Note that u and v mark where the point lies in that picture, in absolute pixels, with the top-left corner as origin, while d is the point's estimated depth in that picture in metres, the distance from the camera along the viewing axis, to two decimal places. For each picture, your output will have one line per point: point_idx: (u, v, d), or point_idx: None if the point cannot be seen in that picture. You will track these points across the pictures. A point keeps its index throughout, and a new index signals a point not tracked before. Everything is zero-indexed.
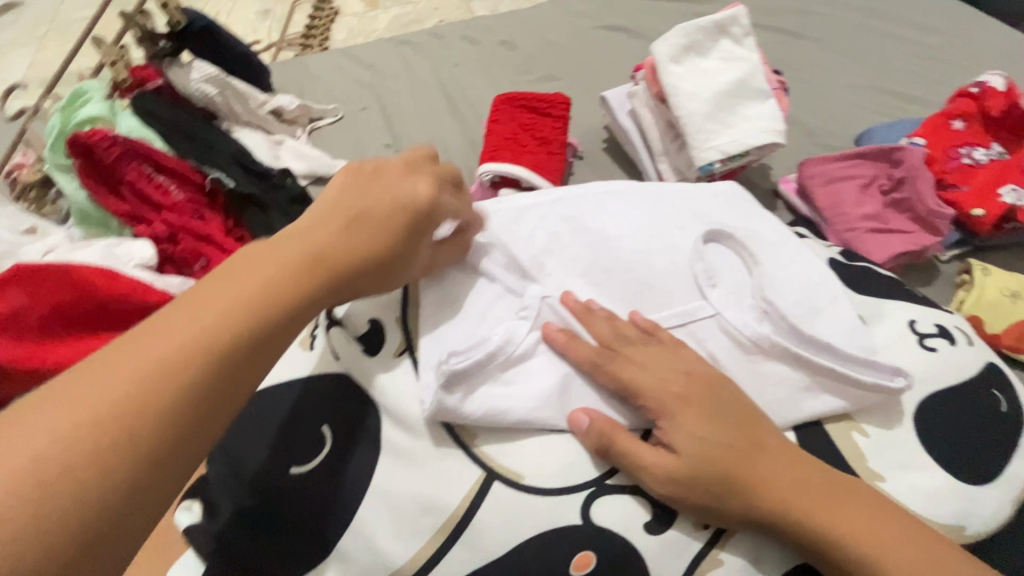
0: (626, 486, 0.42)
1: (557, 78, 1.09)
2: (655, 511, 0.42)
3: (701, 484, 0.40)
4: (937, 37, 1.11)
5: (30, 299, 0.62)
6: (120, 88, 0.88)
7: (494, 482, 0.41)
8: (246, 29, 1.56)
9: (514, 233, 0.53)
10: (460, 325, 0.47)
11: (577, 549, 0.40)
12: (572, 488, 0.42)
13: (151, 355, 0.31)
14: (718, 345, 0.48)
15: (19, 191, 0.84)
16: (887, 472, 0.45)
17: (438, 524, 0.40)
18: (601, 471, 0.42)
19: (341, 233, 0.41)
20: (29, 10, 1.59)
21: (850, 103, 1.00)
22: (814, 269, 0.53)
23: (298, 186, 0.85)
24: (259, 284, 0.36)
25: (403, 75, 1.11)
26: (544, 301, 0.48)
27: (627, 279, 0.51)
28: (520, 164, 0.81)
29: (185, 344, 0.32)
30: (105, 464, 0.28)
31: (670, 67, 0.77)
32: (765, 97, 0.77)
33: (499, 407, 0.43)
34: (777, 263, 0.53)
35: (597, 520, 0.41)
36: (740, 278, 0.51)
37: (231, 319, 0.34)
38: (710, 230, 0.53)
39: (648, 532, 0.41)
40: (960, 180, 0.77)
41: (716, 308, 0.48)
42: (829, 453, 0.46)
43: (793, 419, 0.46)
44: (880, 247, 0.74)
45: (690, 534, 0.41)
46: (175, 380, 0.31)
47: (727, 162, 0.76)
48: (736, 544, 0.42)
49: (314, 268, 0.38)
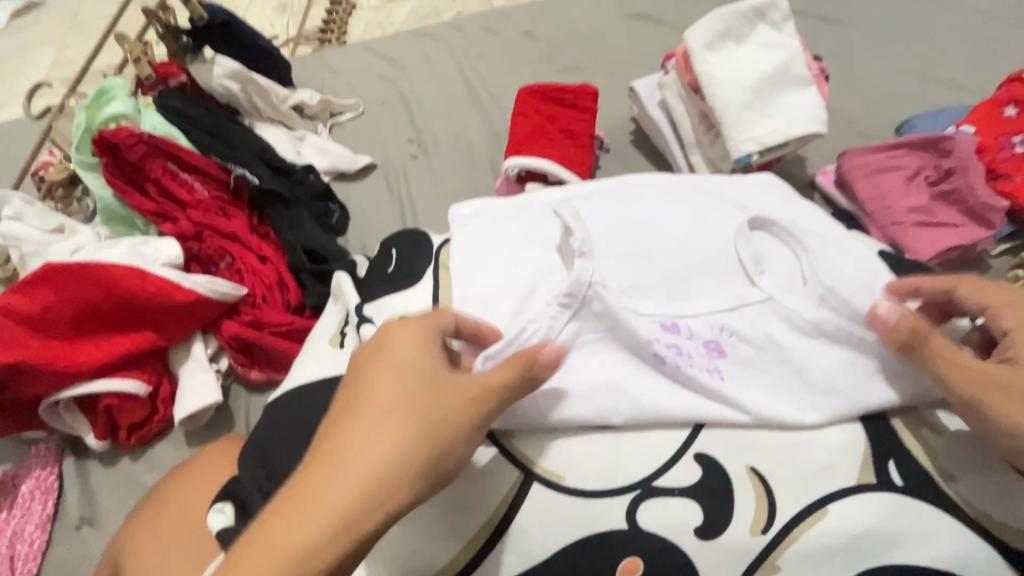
0: (676, 488, 0.40)
1: (582, 69, 1.06)
2: (708, 516, 0.40)
3: (1011, 393, 0.39)
4: (984, 19, 1.05)
5: (58, 298, 0.64)
6: (145, 85, 0.87)
7: (534, 483, 0.40)
8: (264, 24, 1.55)
9: (534, 233, 0.51)
10: (510, 310, 0.45)
11: (625, 554, 0.39)
12: (617, 489, 0.40)
13: (370, 469, 0.32)
14: (775, 329, 0.44)
15: (46, 190, 0.84)
16: (961, 472, 0.42)
17: (477, 526, 0.40)
18: (649, 472, 0.41)
19: (415, 423, 0.34)
20: (52, 8, 1.60)
21: (891, 91, 0.96)
22: (866, 261, 0.48)
23: (319, 182, 0.83)
24: (417, 436, 0.33)
25: (425, 68, 1.09)
26: (591, 290, 0.43)
27: (666, 267, 0.48)
28: (547, 157, 0.80)
29: (383, 469, 0.32)
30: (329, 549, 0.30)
31: (706, 55, 0.74)
32: (805, 85, 0.74)
33: (540, 403, 0.41)
34: (830, 250, 0.49)
35: (642, 525, 0.39)
36: (790, 267, 0.48)
37: (413, 435, 0.33)
38: (755, 216, 0.51)
39: (700, 536, 0.39)
40: (1014, 171, 0.73)
41: (768, 293, 0.46)
42: (898, 448, 0.42)
43: (868, 406, 0.43)
44: (929, 241, 0.70)
45: (748, 539, 0.39)
46: (375, 484, 0.32)
47: (766, 154, 0.73)
48: (801, 550, 0.39)
49: (450, 389, 0.36)
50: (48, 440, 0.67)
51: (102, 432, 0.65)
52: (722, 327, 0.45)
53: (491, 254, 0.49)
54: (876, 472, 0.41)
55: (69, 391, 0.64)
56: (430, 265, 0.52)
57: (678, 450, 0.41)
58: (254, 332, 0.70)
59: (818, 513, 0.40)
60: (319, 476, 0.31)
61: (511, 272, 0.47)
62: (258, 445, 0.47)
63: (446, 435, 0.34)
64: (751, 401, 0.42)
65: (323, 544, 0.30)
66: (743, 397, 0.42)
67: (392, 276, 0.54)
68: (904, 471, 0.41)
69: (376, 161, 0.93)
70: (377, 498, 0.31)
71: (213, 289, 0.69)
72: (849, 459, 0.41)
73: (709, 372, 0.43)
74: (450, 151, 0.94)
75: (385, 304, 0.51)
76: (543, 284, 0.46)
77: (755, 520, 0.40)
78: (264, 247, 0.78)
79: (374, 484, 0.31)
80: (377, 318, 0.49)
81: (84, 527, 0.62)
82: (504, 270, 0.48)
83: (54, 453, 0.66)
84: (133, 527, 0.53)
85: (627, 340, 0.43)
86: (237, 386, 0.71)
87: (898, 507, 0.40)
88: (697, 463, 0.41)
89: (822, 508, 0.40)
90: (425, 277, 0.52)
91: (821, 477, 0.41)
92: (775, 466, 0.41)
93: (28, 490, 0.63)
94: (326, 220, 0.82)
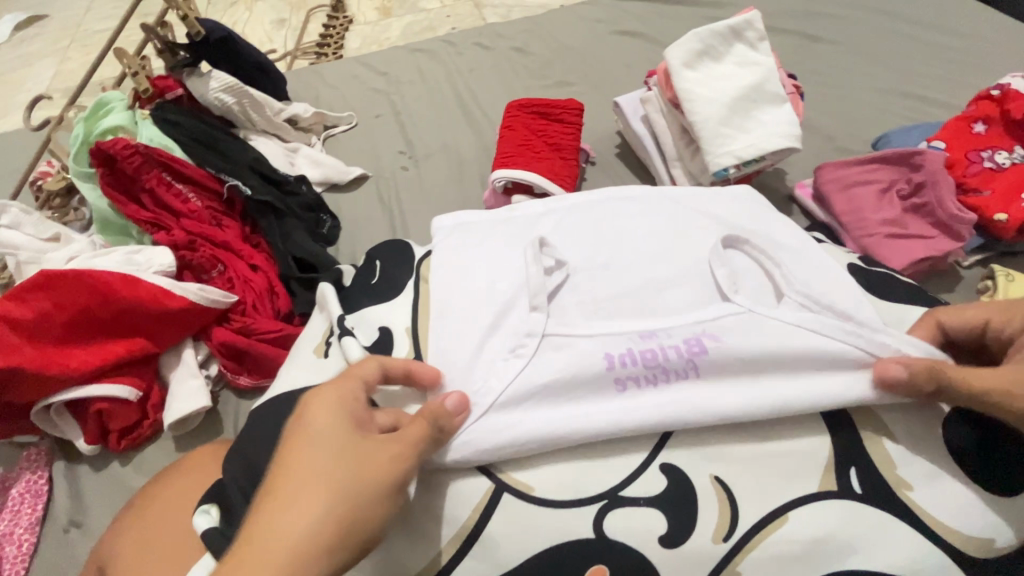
0: (641, 498, 0.42)
1: (570, 84, 1.09)
2: (672, 525, 0.41)
3: None
4: (959, 38, 1.09)
5: (54, 305, 0.66)
6: (143, 98, 0.91)
7: (505, 494, 0.42)
8: (263, 38, 1.59)
9: (504, 254, 0.52)
10: (471, 342, 0.46)
11: (591, 561, 0.41)
12: (585, 500, 0.41)
13: (286, 540, 0.33)
14: (753, 336, 0.45)
15: (43, 199, 0.86)
16: (916, 480, 0.43)
17: (450, 535, 0.41)
18: (616, 483, 0.42)
19: (329, 485, 0.35)
20: (53, 21, 1.64)
21: (869, 107, 0.99)
22: (833, 274, 0.51)
23: (313, 193, 0.87)
24: (336, 495, 0.35)
25: (417, 83, 1.12)
26: (543, 341, 0.45)
27: (641, 280, 0.50)
28: (533, 170, 0.82)
29: (304, 536, 0.33)
30: None
31: (685, 72, 0.77)
32: (780, 102, 0.76)
33: (490, 434, 0.42)
34: (796, 265, 0.52)
35: (609, 533, 0.41)
36: (762, 282, 0.50)
37: (329, 498, 0.35)
38: (729, 235, 0.52)
39: (663, 545, 0.41)
40: (982, 184, 0.75)
41: (746, 306, 0.47)
42: (861, 461, 0.43)
43: (842, 399, 0.43)
44: (900, 252, 0.73)
45: (710, 546, 0.41)
46: (297, 553, 0.33)
47: (743, 167, 0.75)
48: (761, 557, 0.41)
49: (361, 441, 0.38)
50: (40, 443, 0.68)
51: (93, 436, 0.67)
52: (702, 329, 0.46)
53: (466, 276, 0.50)
54: (835, 478, 0.43)
55: (62, 395, 0.65)
56: (412, 278, 0.55)
57: (645, 462, 0.43)
58: (244, 339, 0.71)
59: (779, 520, 0.41)
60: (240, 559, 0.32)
61: (475, 299, 0.48)
62: (241, 449, 0.48)
63: (368, 488, 0.36)
64: (725, 402, 0.43)
65: None
66: (720, 395, 0.43)
67: (376, 286, 0.57)
68: (864, 478, 0.43)
69: (368, 173, 0.95)
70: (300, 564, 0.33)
71: (205, 297, 0.71)
72: (811, 467, 0.43)
73: (685, 373, 0.44)
74: (440, 164, 0.96)
75: (367, 315, 0.53)
76: (510, 305, 0.48)
77: (717, 529, 0.41)
78: (255, 256, 0.80)
79: (295, 551, 0.33)
80: (359, 330, 0.52)
81: (70, 531, 0.63)
82: (477, 291, 0.49)
83: (44, 458, 0.67)
84: (116, 533, 0.53)
85: (591, 356, 0.45)
86: (226, 392, 0.73)
87: (855, 512, 0.42)
88: (663, 473, 0.42)
89: (783, 515, 0.41)
90: (407, 288, 0.54)
91: (782, 483, 0.42)
92: (737, 473, 0.42)
93: (17, 493, 0.64)
94: (318, 230, 0.85)
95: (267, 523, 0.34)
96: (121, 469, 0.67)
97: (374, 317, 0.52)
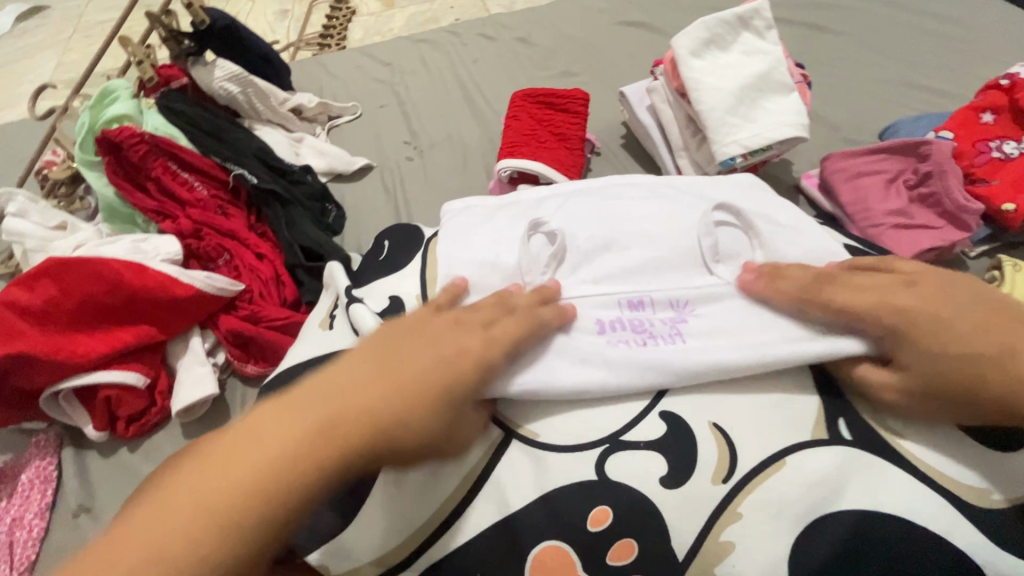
0: (641, 442, 0.41)
1: (575, 75, 1.09)
2: (671, 467, 0.41)
3: (898, 306, 0.41)
4: (967, 29, 1.08)
5: (63, 292, 0.66)
6: (148, 87, 0.89)
7: (513, 441, 0.42)
8: (265, 29, 1.58)
9: (500, 235, 0.52)
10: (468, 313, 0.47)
11: (594, 503, 0.40)
12: (588, 444, 0.41)
13: (424, 337, 0.39)
14: (734, 309, 0.47)
15: (50, 188, 0.86)
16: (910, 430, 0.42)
17: (456, 476, 0.41)
18: (618, 427, 0.42)
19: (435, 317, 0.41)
20: (57, 12, 1.63)
21: (876, 98, 0.98)
22: (826, 246, 0.52)
23: (318, 182, 0.88)
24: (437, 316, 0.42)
25: (421, 73, 1.11)
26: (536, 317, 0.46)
27: (639, 256, 0.50)
28: (539, 159, 0.82)
29: (432, 328, 0.40)
30: (434, 361, 0.37)
31: (691, 61, 0.76)
32: (787, 91, 0.76)
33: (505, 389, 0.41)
34: (786, 238, 0.52)
35: (611, 475, 0.40)
36: (743, 254, 0.51)
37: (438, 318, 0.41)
38: (720, 204, 0.53)
39: (665, 486, 0.40)
40: (990, 174, 0.75)
41: (725, 279, 0.48)
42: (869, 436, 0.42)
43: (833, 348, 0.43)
44: (907, 242, 0.72)
45: (708, 488, 0.40)
46: (439, 332, 0.40)
47: (749, 157, 0.75)
48: (760, 500, 0.39)
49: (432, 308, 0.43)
50: (49, 430, 0.69)
51: (102, 423, 0.67)
52: (683, 301, 0.47)
53: (474, 247, 0.52)
54: (825, 426, 0.42)
55: (71, 382, 0.65)
56: (417, 253, 0.56)
57: (642, 412, 0.42)
58: (251, 326, 0.72)
59: (776, 465, 0.40)
60: (392, 353, 0.38)
61: (476, 273, 0.49)
62: None
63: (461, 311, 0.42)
64: (714, 357, 0.43)
65: (427, 358, 0.37)
66: (710, 350, 0.43)
67: (381, 268, 0.57)
68: (852, 425, 0.42)
69: (373, 163, 0.95)
70: (440, 333, 0.39)
71: (210, 285, 0.71)
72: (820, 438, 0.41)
73: (670, 338, 0.45)
74: (445, 153, 0.96)
75: (376, 287, 0.53)
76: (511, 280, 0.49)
77: (716, 471, 0.40)
78: (261, 246, 0.80)
79: (433, 335, 0.39)
80: (367, 299, 0.52)
81: (79, 516, 0.64)
82: (475, 264, 0.50)
83: (53, 443, 0.68)
84: None
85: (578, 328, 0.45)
86: (233, 380, 0.74)
87: (849, 462, 0.41)
88: (662, 419, 0.42)
89: (780, 459, 0.40)
90: (414, 262, 0.55)
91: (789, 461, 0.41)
92: (740, 426, 0.41)
93: (28, 479, 0.65)
94: (323, 219, 0.85)
95: (397, 338, 0.39)
96: (130, 455, 0.68)
97: (385, 288, 0.53)
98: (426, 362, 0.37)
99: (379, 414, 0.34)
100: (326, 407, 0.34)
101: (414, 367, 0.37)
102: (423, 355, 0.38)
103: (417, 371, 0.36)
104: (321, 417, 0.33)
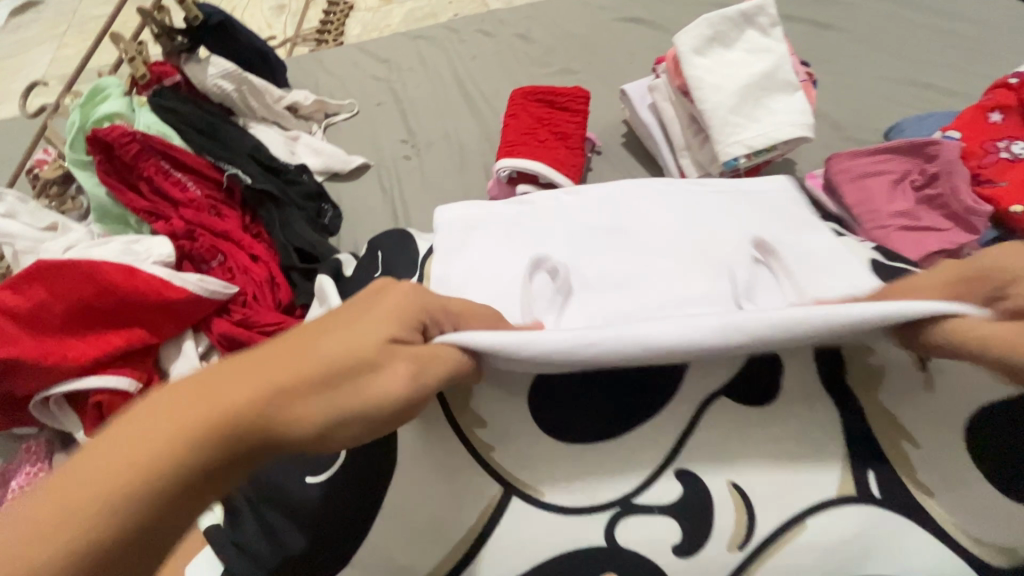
0: (654, 507, 0.39)
1: (574, 72, 1.07)
2: (686, 531, 0.39)
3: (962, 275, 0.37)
4: (974, 26, 1.06)
5: (51, 296, 0.64)
6: (140, 84, 0.89)
7: (514, 497, 0.39)
8: (261, 24, 1.56)
9: (505, 262, 0.51)
10: None
11: (602, 570, 0.38)
12: (595, 507, 0.39)
13: (355, 321, 0.33)
14: None
15: (41, 188, 0.85)
16: (938, 488, 0.40)
17: (457, 539, 0.39)
18: (631, 488, 0.39)
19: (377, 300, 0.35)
20: (49, 6, 1.61)
21: (880, 96, 0.96)
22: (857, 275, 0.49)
23: (313, 182, 0.86)
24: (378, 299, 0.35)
25: (418, 70, 1.10)
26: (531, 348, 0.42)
27: (658, 295, 0.48)
28: (539, 159, 0.81)
29: (366, 312, 0.33)
30: (364, 347, 0.31)
31: (694, 59, 0.75)
32: (792, 90, 0.74)
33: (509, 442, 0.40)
34: (815, 270, 0.50)
35: (622, 542, 0.39)
36: (778, 293, 0.48)
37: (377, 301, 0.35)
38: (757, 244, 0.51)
39: (677, 554, 0.38)
40: (998, 175, 0.74)
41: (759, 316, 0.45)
42: (888, 479, 0.40)
43: (883, 317, 0.36)
44: (913, 244, 0.71)
45: (723, 556, 0.38)
46: (373, 316, 0.33)
47: (753, 157, 0.74)
48: (777, 568, 0.38)
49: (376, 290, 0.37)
50: (40, 435, 0.68)
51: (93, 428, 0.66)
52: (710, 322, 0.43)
53: (477, 275, 0.50)
54: (853, 482, 0.39)
55: (61, 387, 0.64)
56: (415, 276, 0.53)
57: (657, 470, 0.40)
58: (245, 331, 0.71)
59: (795, 528, 0.39)
60: (315, 338, 0.31)
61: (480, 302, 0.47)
62: None
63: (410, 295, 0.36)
64: (737, 320, 0.37)
65: (356, 342, 0.31)
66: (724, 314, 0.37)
67: (377, 277, 0.55)
68: (883, 483, 0.39)
69: (369, 162, 0.94)
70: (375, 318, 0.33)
71: (205, 288, 0.70)
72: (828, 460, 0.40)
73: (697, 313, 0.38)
74: (443, 152, 0.94)
75: None
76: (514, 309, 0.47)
77: (733, 535, 0.39)
78: (256, 247, 0.79)
79: (366, 318, 0.33)
80: None
81: None
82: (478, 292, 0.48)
83: (44, 450, 0.67)
84: None
85: None
86: None
87: (868, 511, 0.39)
88: (677, 479, 0.40)
89: (800, 523, 0.39)
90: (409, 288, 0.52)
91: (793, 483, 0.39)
92: (756, 481, 0.39)
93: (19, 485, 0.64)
94: (319, 220, 0.83)
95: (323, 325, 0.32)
96: None
97: None
98: (356, 348, 0.31)
99: (290, 405, 0.28)
100: (226, 399, 0.27)
101: (339, 353, 0.30)
102: (353, 341, 0.31)
103: (342, 358, 0.30)
104: (221, 409, 0.27)
